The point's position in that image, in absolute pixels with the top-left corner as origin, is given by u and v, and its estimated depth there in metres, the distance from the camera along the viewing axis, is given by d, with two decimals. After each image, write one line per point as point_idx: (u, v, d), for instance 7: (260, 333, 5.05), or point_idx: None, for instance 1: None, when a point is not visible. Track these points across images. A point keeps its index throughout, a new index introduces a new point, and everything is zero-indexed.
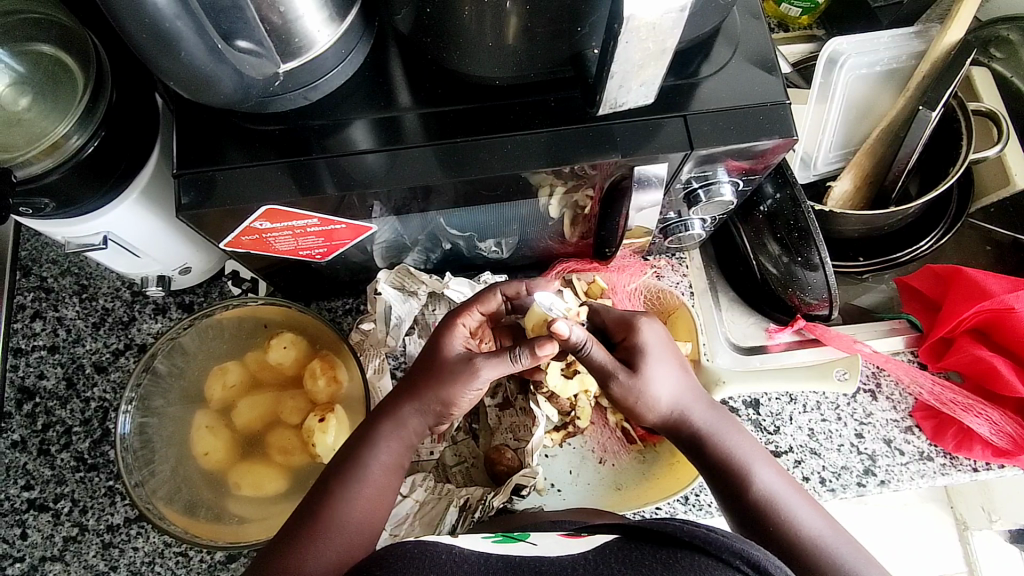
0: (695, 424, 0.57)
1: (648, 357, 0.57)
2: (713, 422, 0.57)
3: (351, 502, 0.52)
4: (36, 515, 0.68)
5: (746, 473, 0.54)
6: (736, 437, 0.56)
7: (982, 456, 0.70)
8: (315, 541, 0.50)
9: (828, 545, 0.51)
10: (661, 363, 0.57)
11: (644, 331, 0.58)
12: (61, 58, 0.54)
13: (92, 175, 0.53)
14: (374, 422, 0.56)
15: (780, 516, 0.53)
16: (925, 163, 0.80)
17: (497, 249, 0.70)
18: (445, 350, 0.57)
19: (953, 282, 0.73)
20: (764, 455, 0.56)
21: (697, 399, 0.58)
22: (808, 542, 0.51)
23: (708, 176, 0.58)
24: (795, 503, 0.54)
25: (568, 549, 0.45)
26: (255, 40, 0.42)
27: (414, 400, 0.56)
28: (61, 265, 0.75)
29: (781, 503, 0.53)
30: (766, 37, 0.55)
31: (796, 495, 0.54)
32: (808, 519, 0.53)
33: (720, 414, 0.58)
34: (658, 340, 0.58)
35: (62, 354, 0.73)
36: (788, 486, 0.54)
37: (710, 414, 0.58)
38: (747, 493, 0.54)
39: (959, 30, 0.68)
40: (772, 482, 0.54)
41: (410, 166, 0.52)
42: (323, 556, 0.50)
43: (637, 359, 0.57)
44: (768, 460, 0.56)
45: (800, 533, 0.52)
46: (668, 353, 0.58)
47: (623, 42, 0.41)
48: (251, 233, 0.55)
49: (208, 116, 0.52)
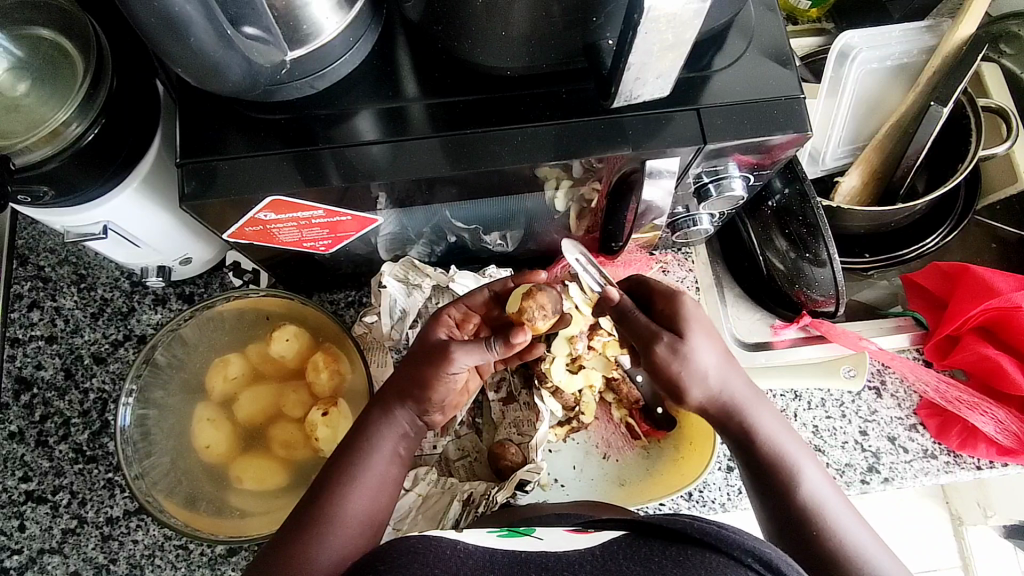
0: (743, 413, 0.54)
1: (699, 340, 0.53)
2: (762, 415, 0.55)
3: (356, 491, 0.52)
4: (34, 507, 0.68)
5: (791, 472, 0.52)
6: (784, 434, 0.54)
7: (986, 454, 0.69)
8: (322, 533, 0.49)
9: (866, 555, 0.49)
10: (713, 349, 0.53)
11: (691, 308, 0.55)
12: (61, 44, 0.53)
13: (92, 163, 0.52)
14: (365, 410, 0.56)
15: (822, 521, 0.50)
16: (933, 161, 0.80)
17: (502, 241, 0.69)
18: (427, 338, 0.57)
19: (960, 280, 0.73)
20: (810, 455, 0.54)
21: (748, 390, 0.55)
22: (848, 551, 0.49)
23: (719, 171, 0.57)
24: (839, 510, 0.51)
25: (575, 544, 0.44)
26: (263, 26, 0.40)
27: (401, 386, 0.56)
28: (59, 253, 0.74)
29: (824, 508, 0.51)
30: (780, 31, 0.54)
31: (840, 501, 0.52)
32: (851, 528, 0.51)
33: (763, 408, 0.55)
34: (705, 322, 0.55)
35: (60, 345, 0.72)
36: (832, 491, 0.52)
37: (760, 406, 0.55)
38: (790, 493, 0.52)
39: (971, 25, 0.68)
40: (817, 484, 0.52)
41: (418, 157, 0.51)
42: (327, 554, 0.49)
43: (685, 337, 0.53)
44: (814, 462, 0.54)
45: (841, 541, 0.50)
46: (719, 338, 0.54)
47: (642, 33, 0.40)
48: (254, 224, 0.54)
49: (211, 103, 0.51)
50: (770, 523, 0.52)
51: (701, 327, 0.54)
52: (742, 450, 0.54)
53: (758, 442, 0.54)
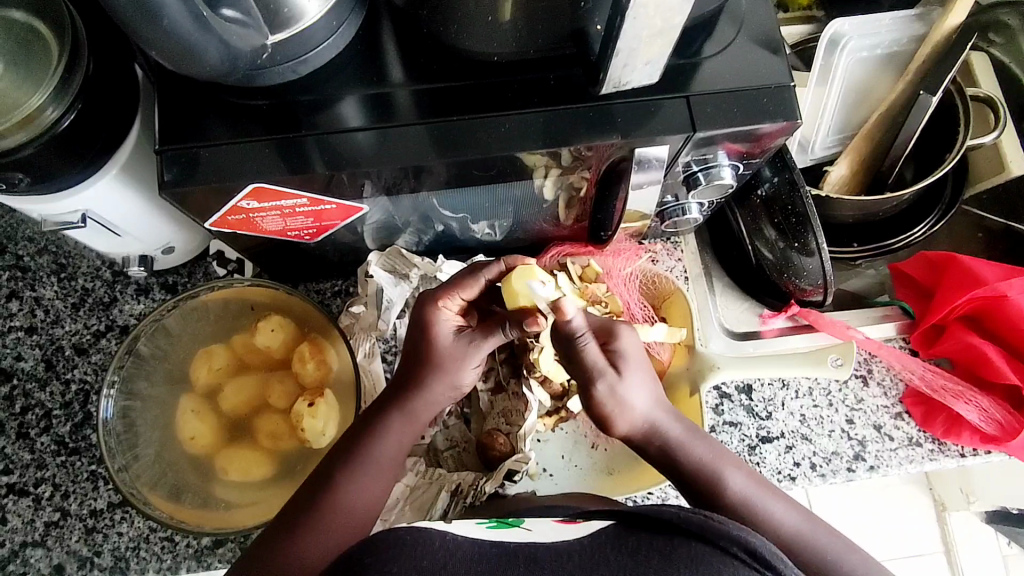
0: (663, 437, 0.55)
1: (629, 367, 0.54)
2: (686, 435, 0.56)
3: (354, 490, 0.53)
4: (16, 499, 0.67)
5: (716, 480, 0.54)
6: (704, 445, 0.56)
7: (970, 442, 0.70)
8: (324, 521, 0.51)
9: (808, 539, 0.52)
10: (640, 376, 0.55)
11: (622, 340, 0.55)
12: (35, 27, 0.51)
13: (68, 150, 0.51)
14: (384, 414, 0.56)
15: (759, 519, 0.52)
16: (921, 149, 0.80)
17: (490, 231, 0.68)
18: (437, 346, 0.57)
19: (946, 269, 0.74)
20: (734, 459, 0.56)
21: (668, 406, 0.57)
22: (791, 541, 0.51)
23: (708, 159, 0.57)
24: (773, 504, 0.54)
25: (563, 535, 0.44)
26: (242, 9, 0.39)
27: (424, 398, 0.57)
28: (38, 243, 0.73)
29: (758, 505, 0.53)
30: (771, 17, 0.53)
31: (772, 495, 0.54)
32: (787, 517, 0.53)
33: (688, 428, 0.57)
34: (637, 349, 0.55)
35: (41, 336, 0.71)
36: (761, 487, 0.54)
37: (680, 426, 0.56)
38: (721, 500, 0.53)
39: (960, 15, 0.68)
40: (745, 485, 0.54)
41: (403, 145, 0.50)
42: (322, 539, 0.50)
43: (621, 367, 0.54)
44: (738, 464, 0.56)
45: (781, 531, 0.52)
46: (646, 365, 0.56)
47: (631, 18, 0.40)
48: (237, 213, 0.53)
49: (191, 89, 0.50)
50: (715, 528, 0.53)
51: (630, 353, 0.55)
52: (668, 470, 0.55)
53: (684, 460, 0.55)
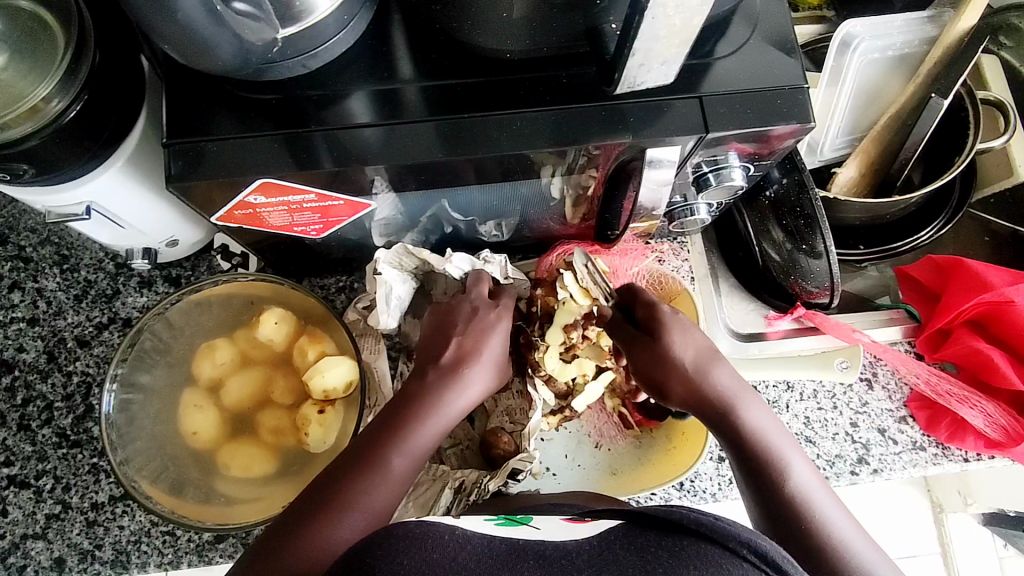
0: (730, 406, 0.54)
1: (680, 329, 0.56)
2: (754, 411, 0.55)
3: (371, 490, 0.49)
4: (17, 491, 0.67)
5: (776, 464, 0.52)
6: (770, 430, 0.54)
7: (974, 447, 0.70)
8: (344, 510, 0.48)
9: (857, 552, 0.49)
10: (699, 338, 0.56)
11: (679, 310, 0.57)
12: (41, 15, 0.50)
13: (73, 142, 0.50)
14: (416, 397, 0.54)
15: (809, 514, 0.50)
16: (930, 153, 0.80)
17: (496, 229, 0.68)
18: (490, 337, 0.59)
19: (953, 273, 0.74)
20: (798, 449, 0.54)
21: (734, 380, 0.55)
22: (835, 546, 0.49)
23: (719, 160, 0.56)
24: (826, 505, 0.51)
25: (571, 534, 0.43)
26: (254, 2, 0.38)
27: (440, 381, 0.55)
28: (40, 233, 0.72)
29: (812, 500, 0.51)
30: (786, 17, 0.53)
31: (827, 495, 0.52)
32: (839, 523, 0.50)
33: (756, 404, 0.55)
34: (687, 325, 0.57)
35: (43, 327, 0.70)
36: (820, 485, 0.52)
37: (754, 405, 0.55)
38: (778, 482, 0.52)
39: (972, 17, 0.67)
40: (805, 479, 0.52)
41: (412, 142, 0.50)
42: (339, 530, 0.47)
43: (666, 330, 0.56)
44: (802, 457, 0.54)
45: (828, 531, 0.50)
46: (705, 334, 0.57)
47: (650, 17, 0.39)
48: (244, 208, 0.53)
49: (200, 82, 0.50)
50: (760, 510, 0.52)
51: (683, 322, 0.57)
52: (727, 446, 0.54)
53: (744, 435, 0.54)
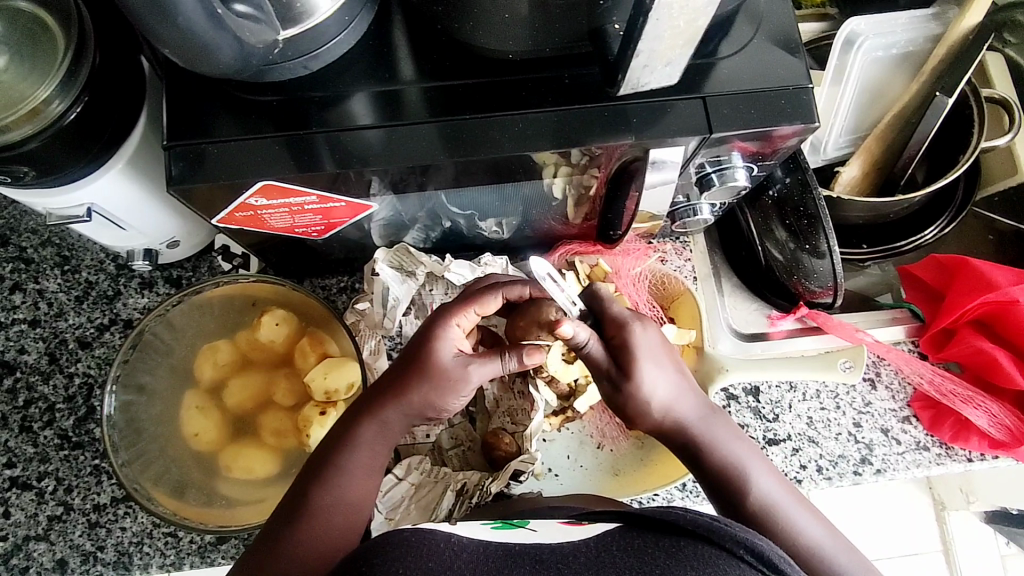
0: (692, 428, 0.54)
1: (639, 360, 0.53)
2: (713, 428, 0.55)
3: (331, 504, 0.50)
4: (19, 493, 0.67)
5: (742, 482, 0.53)
6: (733, 446, 0.54)
7: (978, 447, 0.70)
8: (308, 531, 0.49)
9: (831, 556, 0.50)
10: (658, 365, 0.54)
11: (637, 336, 0.54)
12: (40, 17, 0.50)
13: (73, 144, 0.50)
14: (355, 423, 0.53)
15: (780, 527, 0.51)
16: (933, 151, 0.79)
17: (498, 228, 0.68)
18: (438, 357, 0.53)
19: (957, 272, 0.73)
20: (761, 459, 0.54)
21: (692, 398, 0.55)
22: (810, 556, 0.50)
23: (722, 160, 0.56)
24: (796, 512, 0.52)
25: (568, 536, 0.43)
26: (255, 3, 0.38)
27: (416, 407, 0.53)
28: (41, 234, 0.72)
29: (781, 512, 0.52)
30: (790, 16, 0.52)
31: (794, 502, 0.53)
32: (809, 529, 0.51)
33: (716, 421, 0.55)
34: (656, 345, 0.54)
35: (44, 329, 0.70)
36: (787, 493, 0.53)
37: (713, 423, 0.55)
38: (746, 501, 0.52)
39: (978, 15, 0.66)
40: (771, 491, 0.53)
41: (414, 143, 0.49)
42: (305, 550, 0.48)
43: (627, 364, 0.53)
44: (767, 467, 0.54)
45: (800, 542, 0.50)
46: (665, 355, 0.54)
47: (653, 19, 0.39)
48: (245, 210, 0.53)
49: (200, 83, 0.49)
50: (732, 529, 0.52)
51: (646, 348, 0.54)
52: (695, 468, 0.55)
53: (709, 457, 0.54)
